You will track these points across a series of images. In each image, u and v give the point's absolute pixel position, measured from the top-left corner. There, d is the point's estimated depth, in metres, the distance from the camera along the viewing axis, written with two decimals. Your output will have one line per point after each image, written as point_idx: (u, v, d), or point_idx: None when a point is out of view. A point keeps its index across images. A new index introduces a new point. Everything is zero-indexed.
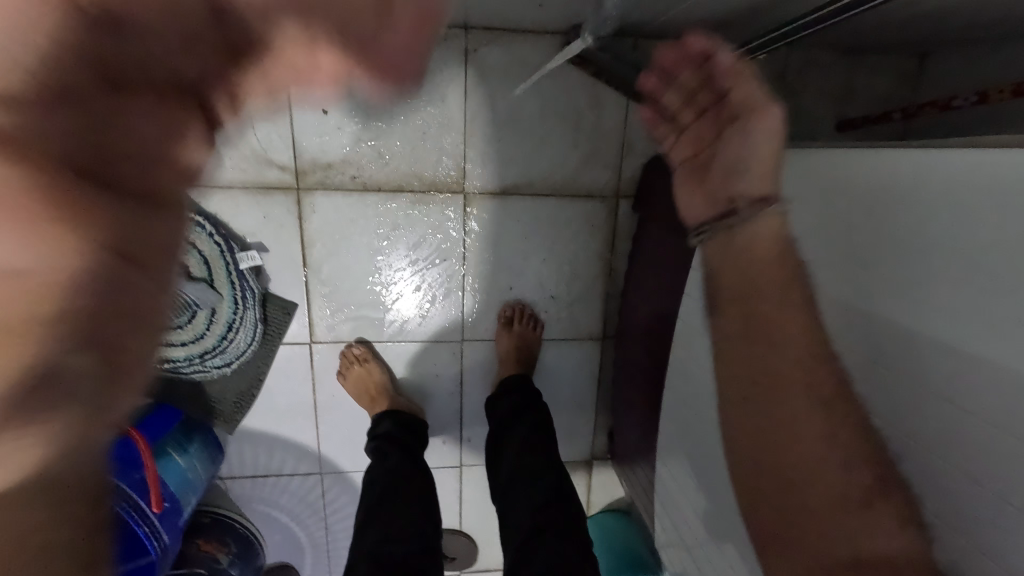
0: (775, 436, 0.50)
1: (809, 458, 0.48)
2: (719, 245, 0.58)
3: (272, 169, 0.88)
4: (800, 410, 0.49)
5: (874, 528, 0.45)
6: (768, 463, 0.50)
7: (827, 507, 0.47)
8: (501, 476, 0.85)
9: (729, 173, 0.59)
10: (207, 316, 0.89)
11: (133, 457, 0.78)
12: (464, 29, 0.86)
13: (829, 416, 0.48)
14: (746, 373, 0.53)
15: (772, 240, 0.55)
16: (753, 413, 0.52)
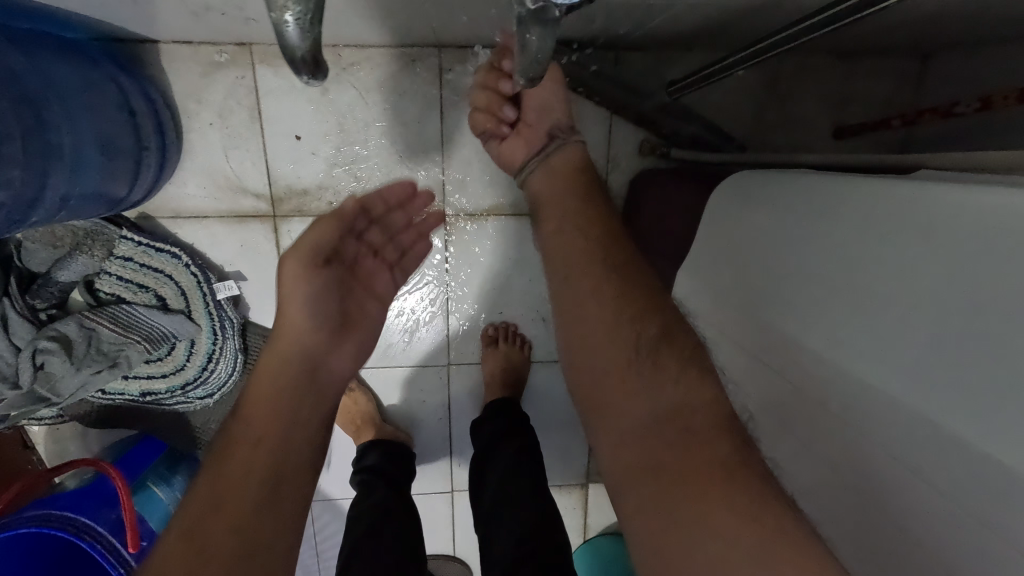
0: (587, 309, 0.50)
1: (613, 321, 0.48)
2: (541, 178, 0.60)
3: (247, 198, 0.86)
4: (621, 334, 0.47)
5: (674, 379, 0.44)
6: (585, 345, 0.49)
7: (630, 368, 0.46)
8: (485, 504, 0.82)
9: (536, 115, 0.62)
10: (187, 347, 0.88)
11: (107, 494, 0.78)
12: (438, 49, 0.84)
13: (628, 286, 0.50)
14: (564, 265, 0.53)
15: (574, 162, 0.60)
16: (570, 297, 0.51)
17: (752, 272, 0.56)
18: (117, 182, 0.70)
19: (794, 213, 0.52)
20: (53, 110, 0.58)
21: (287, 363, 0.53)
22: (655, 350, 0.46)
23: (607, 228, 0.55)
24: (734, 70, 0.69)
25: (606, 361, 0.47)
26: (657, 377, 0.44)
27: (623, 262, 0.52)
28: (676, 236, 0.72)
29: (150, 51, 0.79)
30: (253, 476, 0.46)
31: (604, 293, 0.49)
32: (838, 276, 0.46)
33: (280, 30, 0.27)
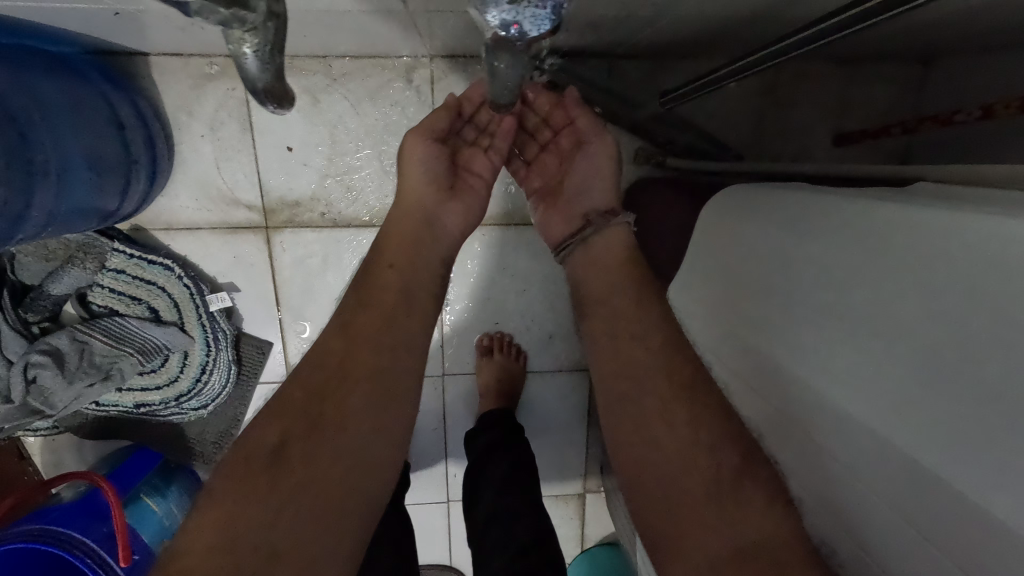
0: (646, 421, 0.47)
1: (674, 436, 0.45)
2: (579, 259, 0.60)
3: (239, 209, 0.86)
4: (692, 459, 0.44)
5: (747, 503, 0.40)
6: (645, 457, 0.46)
7: (700, 485, 0.42)
8: (478, 517, 0.80)
9: (580, 191, 0.64)
10: (180, 359, 0.88)
11: (99, 508, 0.79)
12: (429, 58, 0.83)
13: (690, 394, 0.46)
14: (616, 370, 0.51)
15: (615, 250, 0.58)
16: (626, 405, 0.49)
17: (743, 291, 0.55)
18: (106, 196, 0.69)
19: (783, 231, 0.51)
20: (38, 127, 0.58)
21: (409, 210, 0.59)
22: (738, 485, 0.41)
23: (671, 328, 0.51)
24: (724, 82, 0.69)
25: (679, 488, 0.43)
26: (736, 511, 0.40)
27: (698, 379, 0.48)
28: (671, 249, 0.71)
29: (141, 65, 0.78)
30: (375, 358, 0.48)
31: (681, 411, 0.46)
32: (826, 298, 0.46)
33: (238, 62, 0.27)
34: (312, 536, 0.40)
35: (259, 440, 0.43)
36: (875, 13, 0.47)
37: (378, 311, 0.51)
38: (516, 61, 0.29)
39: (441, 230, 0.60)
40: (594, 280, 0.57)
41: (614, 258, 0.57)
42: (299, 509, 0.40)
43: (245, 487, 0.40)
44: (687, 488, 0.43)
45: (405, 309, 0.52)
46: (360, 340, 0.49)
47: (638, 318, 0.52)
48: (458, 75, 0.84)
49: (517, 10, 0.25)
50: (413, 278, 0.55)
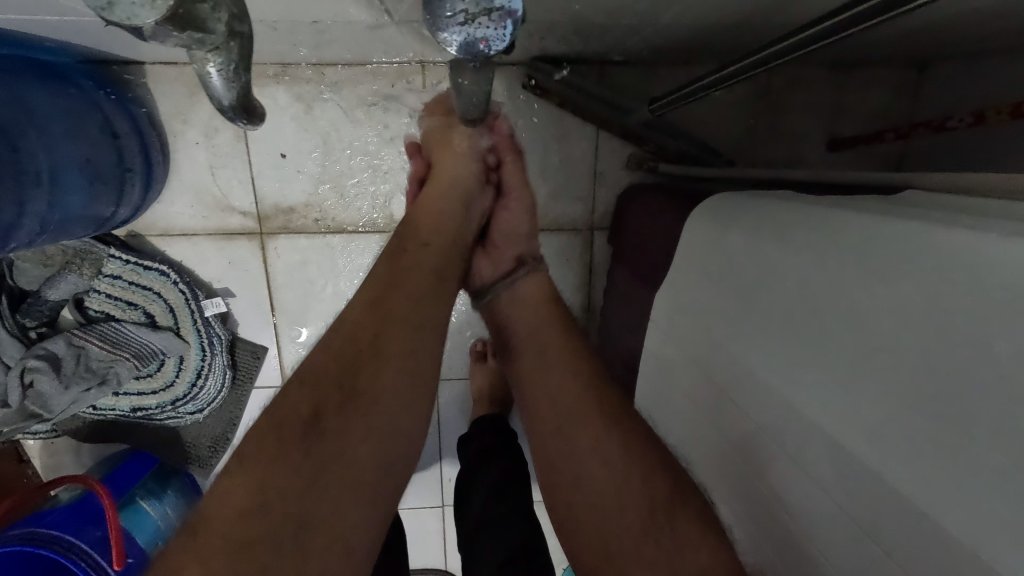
0: (574, 457, 0.49)
1: (609, 477, 0.47)
2: (505, 299, 0.61)
3: (234, 216, 0.87)
4: (629, 500, 0.46)
5: (682, 535, 0.44)
6: (580, 496, 0.48)
7: (640, 526, 0.45)
8: (469, 522, 0.81)
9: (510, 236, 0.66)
10: (176, 363, 0.89)
11: (93, 511, 0.80)
12: (421, 65, 0.83)
13: (622, 434, 0.49)
14: (542, 403, 0.52)
15: (535, 293, 0.61)
16: (553, 439, 0.51)
17: (724, 298, 0.55)
18: (100, 204, 0.70)
19: (765, 238, 0.51)
20: (30, 138, 0.59)
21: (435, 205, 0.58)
22: (673, 517, 0.45)
23: (594, 367, 0.53)
24: (712, 89, 0.69)
25: (619, 533, 0.45)
26: (672, 548, 0.44)
27: (620, 416, 0.50)
28: (660, 256, 0.71)
29: (136, 73, 0.79)
30: (409, 327, 0.46)
31: (610, 452, 0.48)
32: (803, 305, 0.46)
33: (203, 79, 0.27)
34: (337, 518, 0.39)
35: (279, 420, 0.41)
36: (855, 20, 0.48)
37: (416, 280, 0.49)
38: (479, 77, 0.30)
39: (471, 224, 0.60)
40: (523, 316, 0.58)
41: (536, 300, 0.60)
42: (325, 486, 0.39)
43: (272, 459, 0.39)
44: (625, 527, 0.45)
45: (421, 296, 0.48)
46: (387, 306, 0.46)
47: (553, 351, 0.54)
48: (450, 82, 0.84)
49: (473, 28, 0.25)
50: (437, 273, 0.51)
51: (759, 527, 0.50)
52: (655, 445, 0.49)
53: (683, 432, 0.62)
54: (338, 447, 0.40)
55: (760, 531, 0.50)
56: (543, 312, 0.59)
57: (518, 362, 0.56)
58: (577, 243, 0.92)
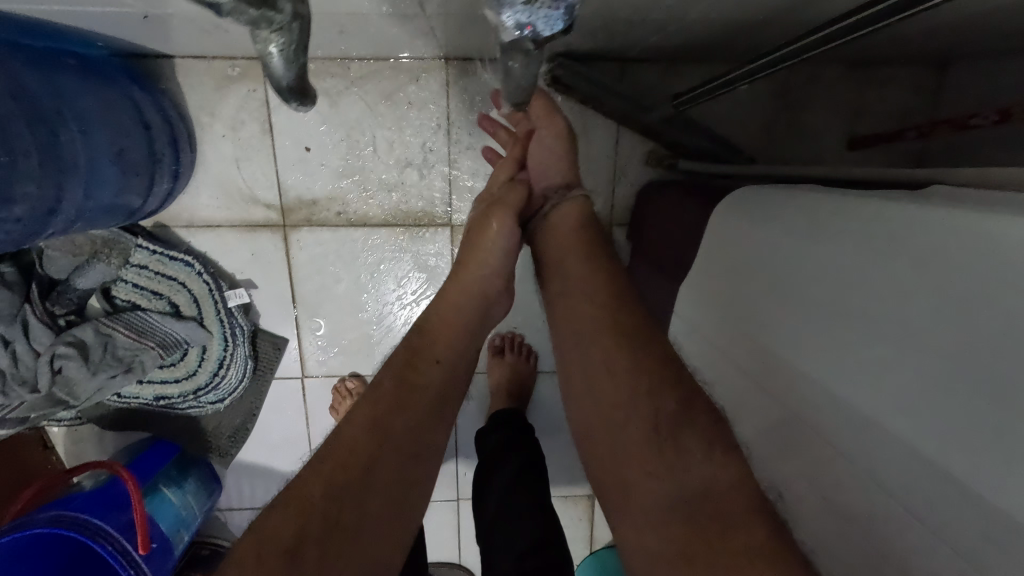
0: (590, 368, 0.50)
1: (617, 387, 0.47)
2: (540, 224, 0.65)
3: (258, 208, 0.88)
4: (635, 406, 0.45)
5: (685, 446, 0.42)
6: (591, 409, 0.49)
7: (641, 433, 0.44)
8: (487, 516, 0.81)
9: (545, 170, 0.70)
10: (199, 353, 0.90)
11: (118, 497, 0.82)
12: (444, 61, 0.84)
13: (632, 345, 0.49)
14: (566, 324, 0.54)
15: (567, 220, 0.63)
16: (574, 358, 0.52)
17: (755, 291, 0.55)
18: (129, 194, 0.71)
19: (800, 231, 0.51)
20: (68, 126, 0.60)
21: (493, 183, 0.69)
22: (677, 427, 0.43)
23: (614, 285, 0.54)
24: (736, 84, 0.69)
25: (624, 436, 0.45)
26: (678, 462, 0.42)
27: (636, 330, 0.50)
28: (683, 251, 0.71)
29: (166, 66, 0.81)
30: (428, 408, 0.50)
31: (621, 362, 0.48)
32: (840, 297, 0.45)
33: (265, 61, 0.28)
34: None
35: (309, 501, 0.42)
36: (888, 13, 0.47)
37: (441, 349, 0.54)
38: (530, 62, 0.31)
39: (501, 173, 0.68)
40: (556, 245, 0.61)
41: (565, 222, 0.63)
42: None
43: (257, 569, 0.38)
44: (632, 437, 0.45)
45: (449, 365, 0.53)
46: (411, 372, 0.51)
47: (579, 272, 0.56)
48: (472, 77, 0.85)
49: (531, 12, 0.26)
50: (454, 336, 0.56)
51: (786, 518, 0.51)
52: (666, 353, 0.49)
53: None
54: (330, 552, 0.40)
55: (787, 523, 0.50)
56: (569, 241, 0.60)
57: (552, 287, 0.58)
58: None
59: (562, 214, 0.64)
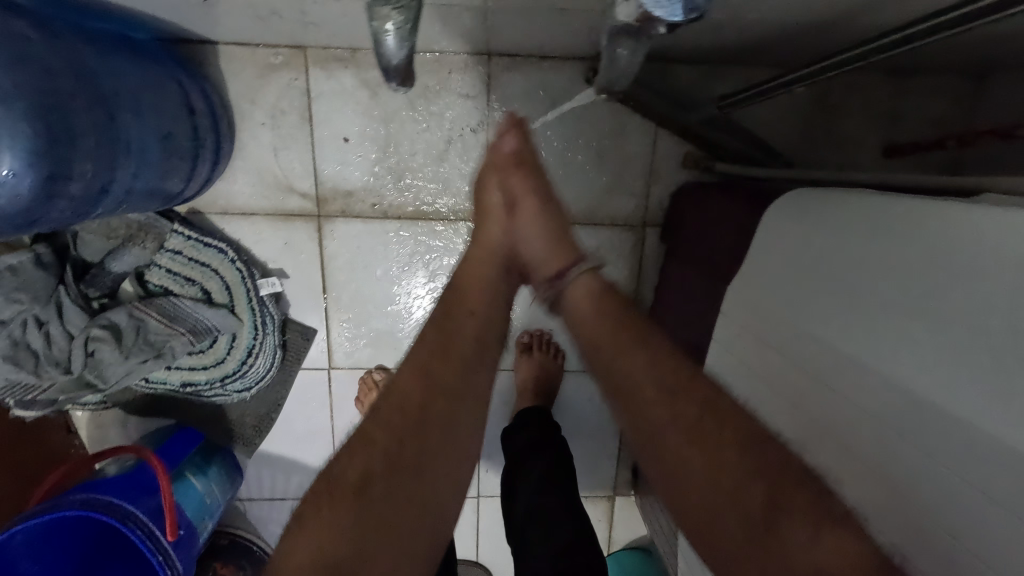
0: (659, 432, 0.46)
1: (698, 468, 0.44)
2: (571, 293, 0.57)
3: (293, 197, 0.88)
4: (722, 488, 0.43)
5: (792, 532, 0.40)
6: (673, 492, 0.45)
7: (736, 516, 0.42)
8: (516, 513, 0.80)
9: (549, 224, 0.62)
10: (228, 340, 0.90)
11: (147, 481, 0.81)
12: (487, 56, 0.84)
13: (705, 422, 0.45)
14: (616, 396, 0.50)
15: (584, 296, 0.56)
16: (636, 429, 0.48)
17: (816, 291, 0.54)
18: (172, 178, 0.71)
19: (870, 235, 0.50)
20: (121, 106, 0.60)
21: (492, 245, 0.61)
22: (776, 507, 0.41)
23: (675, 355, 0.50)
24: (793, 86, 0.66)
25: (716, 519, 0.43)
26: (781, 545, 0.40)
27: (704, 412, 0.46)
28: (727, 251, 0.71)
29: (210, 52, 0.81)
30: (463, 373, 0.51)
31: (696, 462, 0.44)
32: (912, 300, 0.45)
33: (379, 36, 0.34)
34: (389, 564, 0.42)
35: (395, 404, 0.47)
36: (974, 17, 0.44)
37: (469, 328, 0.54)
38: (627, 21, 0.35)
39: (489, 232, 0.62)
40: (584, 327, 0.54)
41: (582, 306, 0.55)
42: (379, 546, 0.42)
43: (327, 518, 0.43)
44: (726, 521, 0.42)
45: (492, 289, 0.58)
46: (445, 343, 0.51)
47: (631, 355, 0.50)
48: (513, 74, 0.85)
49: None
50: (493, 284, 0.58)
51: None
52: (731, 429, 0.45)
53: None
54: (387, 502, 0.44)
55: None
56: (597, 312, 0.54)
57: (593, 359, 0.53)
58: (629, 239, 0.93)
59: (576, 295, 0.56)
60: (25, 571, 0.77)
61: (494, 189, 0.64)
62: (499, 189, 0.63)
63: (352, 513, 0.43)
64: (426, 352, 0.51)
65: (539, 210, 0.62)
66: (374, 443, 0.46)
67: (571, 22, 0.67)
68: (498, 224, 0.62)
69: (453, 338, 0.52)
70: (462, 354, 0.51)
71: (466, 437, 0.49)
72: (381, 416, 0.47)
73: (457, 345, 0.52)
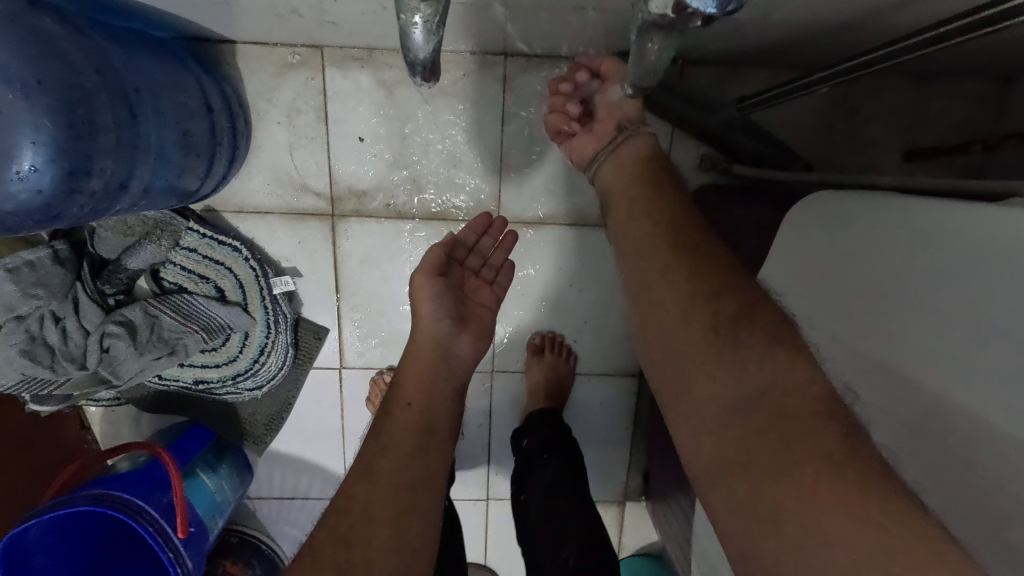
0: (648, 266, 0.51)
1: (677, 295, 0.48)
2: (627, 148, 0.62)
3: (308, 196, 0.88)
4: (696, 312, 0.46)
5: (751, 351, 0.42)
6: (653, 320, 0.49)
7: (701, 337, 0.45)
8: (528, 517, 0.80)
9: (613, 109, 0.66)
10: (241, 339, 0.90)
11: (160, 478, 0.81)
12: (503, 56, 0.84)
13: (692, 257, 0.49)
14: (627, 241, 0.55)
15: (638, 150, 0.62)
16: (634, 266, 0.53)
17: (855, 300, 0.53)
18: (189, 175, 0.71)
19: (904, 238, 0.49)
20: (142, 103, 0.61)
21: (424, 345, 0.64)
22: (740, 329, 0.43)
23: (672, 207, 0.54)
24: (816, 87, 0.64)
25: (682, 339, 0.46)
26: (738, 359, 0.42)
27: (696, 244, 0.50)
28: (748, 255, 0.70)
29: (228, 51, 0.81)
30: (408, 466, 0.54)
31: (679, 292, 0.48)
32: (960, 311, 0.44)
33: (407, 31, 0.33)
34: None
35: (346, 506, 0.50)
36: (1010, 16, 0.42)
37: (412, 422, 0.57)
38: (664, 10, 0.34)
39: (422, 288, 0.67)
40: (615, 184, 0.61)
41: (633, 164, 0.61)
42: None
43: None
44: (689, 338, 0.46)
45: (431, 387, 0.61)
46: (390, 437, 0.55)
47: (647, 208, 0.55)
48: (529, 75, 0.85)
49: None
50: (433, 378, 0.61)
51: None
52: (718, 261, 0.49)
53: None
54: None
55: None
56: (639, 170, 0.60)
57: (616, 215, 0.59)
58: None
59: (628, 153, 0.62)
60: (37, 566, 0.76)
61: (467, 234, 0.73)
62: (468, 238, 0.73)
63: None
64: (371, 451, 0.55)
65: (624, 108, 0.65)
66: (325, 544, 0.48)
67: (591, 22, 0.66)
68: (437, 304, 0.66)
69: (395, 432, 0.56)
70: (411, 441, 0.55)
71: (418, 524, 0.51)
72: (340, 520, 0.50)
73: (400, 438, 0.55)
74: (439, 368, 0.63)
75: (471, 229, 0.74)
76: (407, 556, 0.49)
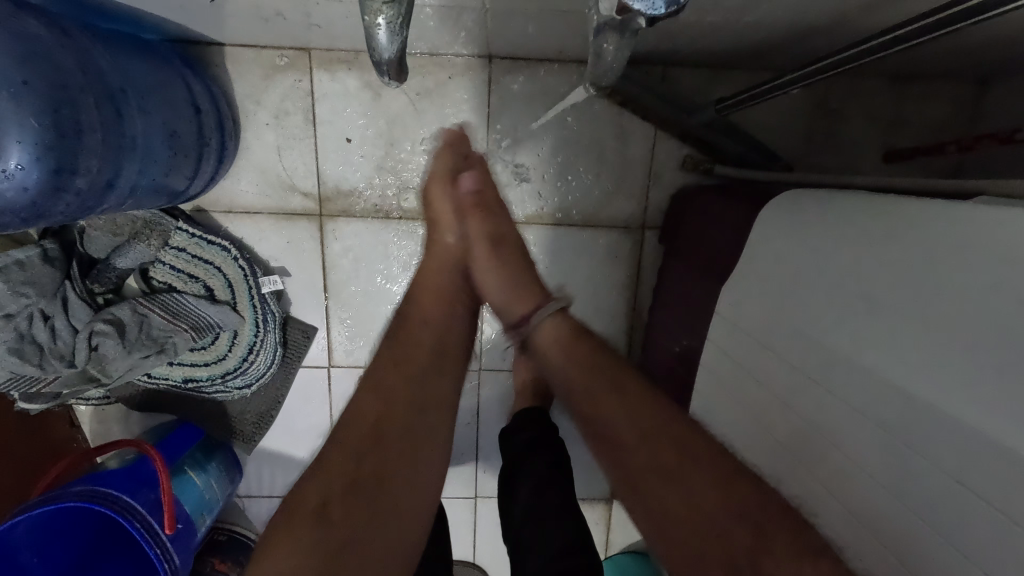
0: (647, 451, 0.50)
1: (701, 503, 0.46)
2: (548, 332, 0.60)
3: (295, 197, 0.89)
4: (722, 525, 0.45)
5: (782, 559, 0.43)
6: (675, 526, 0.47)
7: (729, 541, 0.45)
8: (514, 514, 0.80)
9: (489, 267, 0.65)
10: (230, 337, 0.91)
11: (148, 475, 0.82)
12: (488, 59, 0.85)
13: (693, 452, 0.49)
14: (595, 428, 0.54)
15: (553, 334, 0.60)
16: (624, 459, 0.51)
17: (821, 291, 0.54)
18: (176, 175, 0.72)
19: (871, 237, 0.51)
20: (129, 103, 0.62)
21: (443, 250, 0.66)
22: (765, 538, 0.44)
23: (639, 386, 0.54)
24: (788, 88, 0.66)
25: (720, 542, 0.45)
26: (776, 572, 0.43)
27: (688, 436, 0.50)
28: (725, 253, 0.72)
29: (216, 53, 0.83)
30: (412, 374, 0.55)
31: (692, 493, 0.47)
32: (917, 300, 0.45)
33: (371, 31, 0.35)
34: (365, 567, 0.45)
35: (359, 412, 0.51)
36: (966, 15, 0.44)
37: (418, 333, 0.59)
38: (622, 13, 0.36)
39: (438, 238, 0.67)
40: (566, 369, 0.57)
41: (556, 336, 0.60)
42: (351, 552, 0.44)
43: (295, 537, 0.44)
44: (718, 547, 0.45)
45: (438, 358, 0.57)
46: (401, 338, 0.58)
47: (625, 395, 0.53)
48: (513, 77, 0.86)
49: None
50: (443, 283, 0.64)
51: (843, 517, 0.50)
52: (722, 468, 0.48)
53: (753, 428, 0.63)
54: (347, 510, 0.46)
55: (847, 527, 0.50)
56: (564, 351, 0.58)
57: (575, 401, 0.56)
58: (629, 241, 0.94)
59: (544, 334, 0.60)
60: (25, 563, 0.78)
61: (478, 185, 0.68)
62: (478, 186, 0.68)
63: (320, 517, 0.45)
64: (386, 354, 0.56)
65: (502, 266, 0.65)
66: (337, 456, 0.49)
67: (570, 25, 0.68)
68: (452, 280, 0.64)
69: (410, 343, 0.57)
70: (409, 402, 0.53)
71: (426, 437, 0.52)
72: (340, 429, 0.51)
73: (410, 348, 0.57)
74: (453, 258, 0.66)
75: (483, 173, 0.69)
76: (407, 455, 0.50)
